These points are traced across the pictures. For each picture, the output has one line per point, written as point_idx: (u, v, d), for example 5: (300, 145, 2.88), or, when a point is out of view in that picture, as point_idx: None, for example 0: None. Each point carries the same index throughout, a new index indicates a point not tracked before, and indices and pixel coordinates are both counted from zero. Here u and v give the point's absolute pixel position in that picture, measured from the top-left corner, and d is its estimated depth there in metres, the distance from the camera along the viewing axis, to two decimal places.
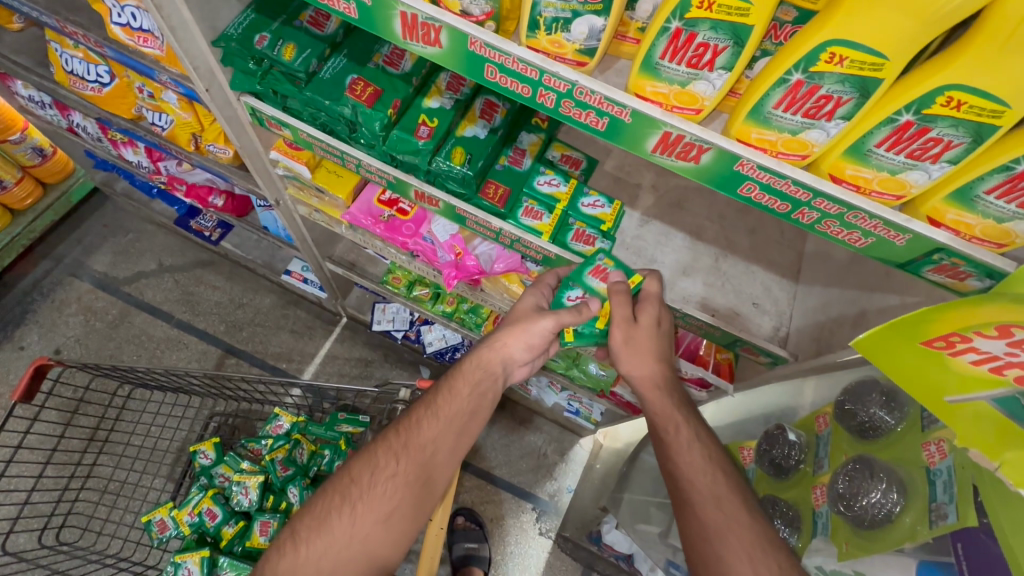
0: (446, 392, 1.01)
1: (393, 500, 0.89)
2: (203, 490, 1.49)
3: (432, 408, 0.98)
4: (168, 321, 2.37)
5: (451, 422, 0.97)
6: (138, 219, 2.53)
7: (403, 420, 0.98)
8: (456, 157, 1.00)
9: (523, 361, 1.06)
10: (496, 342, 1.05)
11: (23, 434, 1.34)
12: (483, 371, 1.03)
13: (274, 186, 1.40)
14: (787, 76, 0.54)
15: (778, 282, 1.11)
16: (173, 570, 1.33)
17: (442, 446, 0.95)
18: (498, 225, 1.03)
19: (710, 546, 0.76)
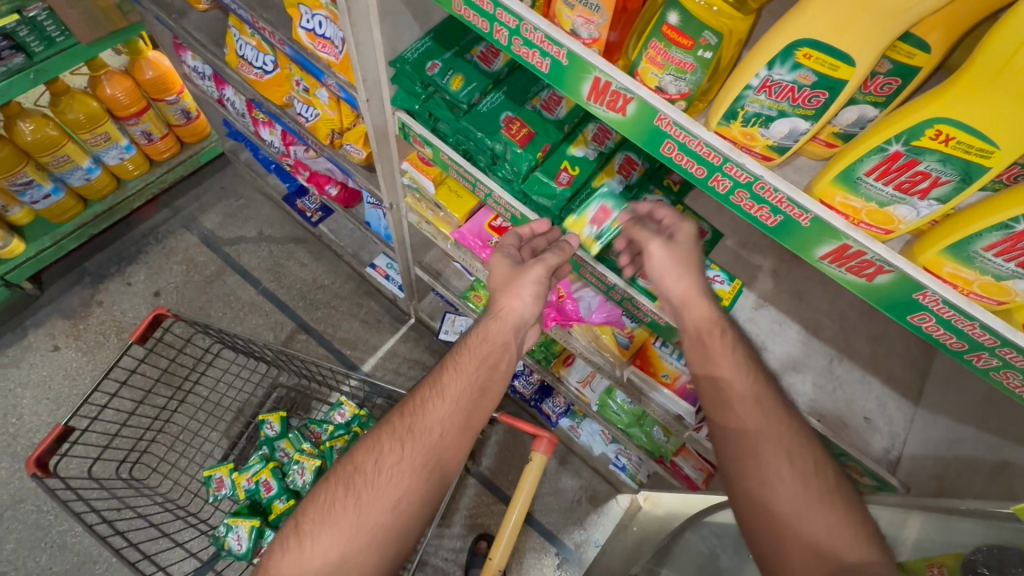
0: (453, 369, 0.97)
1: (394, 486, 0.85)
2: (264, 460, 1.56)
3: (439, 386, 0.95)
4: (255, 287, 2.53)
5: (459, 403, 0.93)
6: (251, 187, 2.73)
7: (409, 402, 0.94)
8: (588, 209, 1.02)
9: (532, 320, 1.03)
10: (498, 312, 1.02)
11: (129, 371, 1.46)
12: (490, 343, 0.99)
13: (394, 192, 1.45)
14: (1011, 223, 0.51)
15: (896, 400, 1.03)
16: (225, 530, 1.40)
17: (449, 427, 0.91)
18: (614, 281, 1.03)
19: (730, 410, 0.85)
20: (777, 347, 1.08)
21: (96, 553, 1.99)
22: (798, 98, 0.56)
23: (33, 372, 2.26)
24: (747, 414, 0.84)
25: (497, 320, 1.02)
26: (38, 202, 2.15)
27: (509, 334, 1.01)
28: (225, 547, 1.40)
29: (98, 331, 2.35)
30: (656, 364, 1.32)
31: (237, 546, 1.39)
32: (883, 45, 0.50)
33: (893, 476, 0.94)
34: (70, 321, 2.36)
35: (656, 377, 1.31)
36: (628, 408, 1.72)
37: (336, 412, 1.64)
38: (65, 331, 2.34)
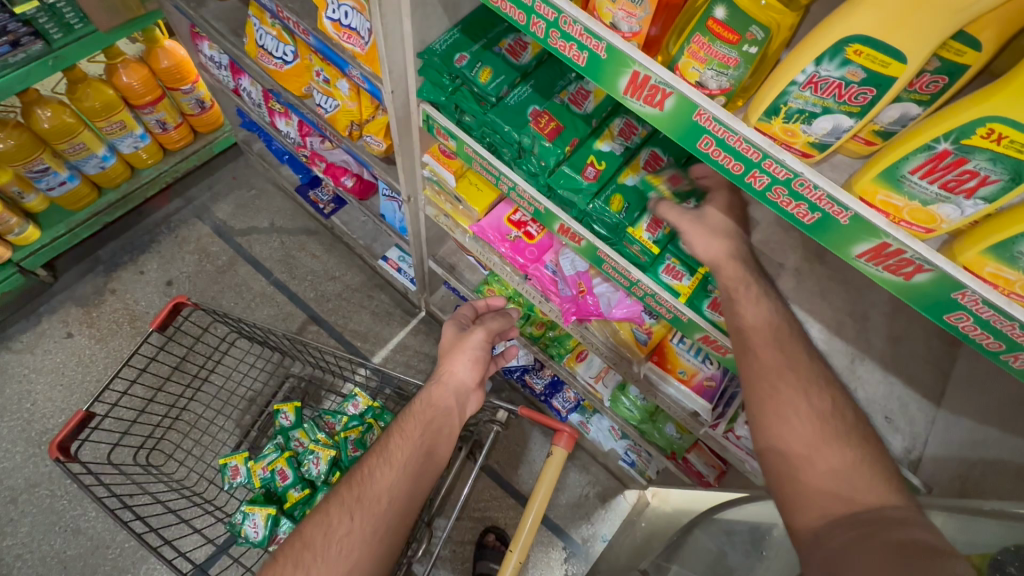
0: (399, 436, 1.11)
1: (343, 554, 0.92)
2: (280, 449, 1.56)
3: (385, 456, 1.06)
4: (267, 278, 2.54)
5: (405, 469, 1.05)
6: (263, 178, 2.73)
7: (356, 474, 1.04)
8: (614, 204, 1.02)
9: (471, 386, 1.26)
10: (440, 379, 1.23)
11: (149, 360, 1.47)
12: (433, 409, 1.17)
13: (413, 185, 1.44)
14: None
15: (917, 401, 1.03)
16: (241, 517, 1.40)
17: (396, 493, 1.02)
18: (637, 276, 1.02)
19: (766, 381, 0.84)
20: None
21: (109, 538, 2.01)
22: (844, 95, 0.56)
23: (47, 358, 2.27)
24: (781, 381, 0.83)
25: (439, 388, 1.22)
26: (54, 188, 2.15)
27: (446, 404, 1.20)
28: (241, 534, 1.40)
29: (111, 319, 2.36)
30: (674, 361, 1.33)
31: (253, 534, 1.39)
32: (939, 42, 0.50)
33: (915, 476, 0.94)
34: (84, 308, 2.37)
35: (673, 374, 1.32)
36: (640, 404, 1.72)
37: (349, 403, 1.65)
38: (79, 319, 2.35)
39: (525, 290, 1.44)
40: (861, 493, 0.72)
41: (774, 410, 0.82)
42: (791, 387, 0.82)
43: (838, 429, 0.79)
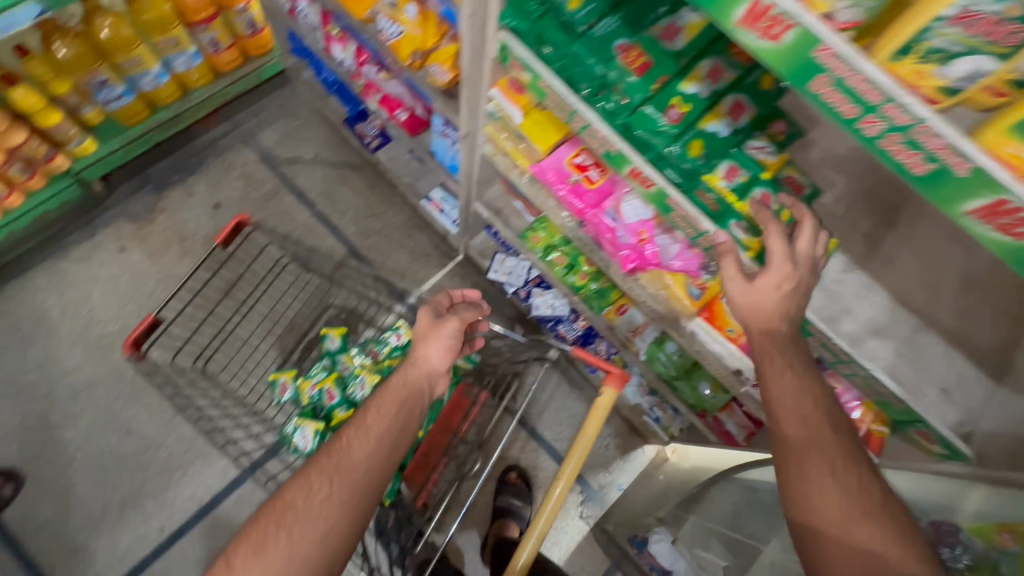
0: (375, 410, 1.16)
1: (313, 509, 1.00)
2: (327, 371, 1.63)
3: (361, 429, 1.12)
4: (310, 210, 2.57)
5: (379, 441, 1.10)
6: (309, 108, 2.72)
7: (334, 443, 1.10)
8: (693, 149, 1.00)
9: (440, 368, 1.27)
10: (414, 360, 1.26)
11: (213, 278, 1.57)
12: (407, 389, 1.21)
13: (474, 120, 1.43)
14: None
15: (977, 376, 1.02)
16: (291, 430, 1.50)
17: (372, 463, 1.08)
18: (706, 227, 1.01)
19: (795, 452, 0.86)
20: (861, 311, 1.06)
21: (159, 440, 2.16)
22: (995, 33, 0.55)
23: (102, 269, 2.37)
24: (809, 451, 0.85)
25: (409, 369, 1.24)
26: (111, 102, 2.17)
27: (417, 381, 1.23)
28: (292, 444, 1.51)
29: (162, 237, 2.44)
30: (723, 319, 1.32)
31: (303, 445, 1.50)
32: None
33: (966, 447, 0.95)
34: (136, 224, 2.45)
35: (721, 332, 1.32)
36: (676, 360, 1.73)
37: (391, 334, 1.69)
38: (131, 234, 2.43)
39: (576, 237, 1.46)
40: (884, 556, 0.74)
41: (800, 477, 0.84)
42: (817, 458, 0.84)
43: (861, 498, 0.79)
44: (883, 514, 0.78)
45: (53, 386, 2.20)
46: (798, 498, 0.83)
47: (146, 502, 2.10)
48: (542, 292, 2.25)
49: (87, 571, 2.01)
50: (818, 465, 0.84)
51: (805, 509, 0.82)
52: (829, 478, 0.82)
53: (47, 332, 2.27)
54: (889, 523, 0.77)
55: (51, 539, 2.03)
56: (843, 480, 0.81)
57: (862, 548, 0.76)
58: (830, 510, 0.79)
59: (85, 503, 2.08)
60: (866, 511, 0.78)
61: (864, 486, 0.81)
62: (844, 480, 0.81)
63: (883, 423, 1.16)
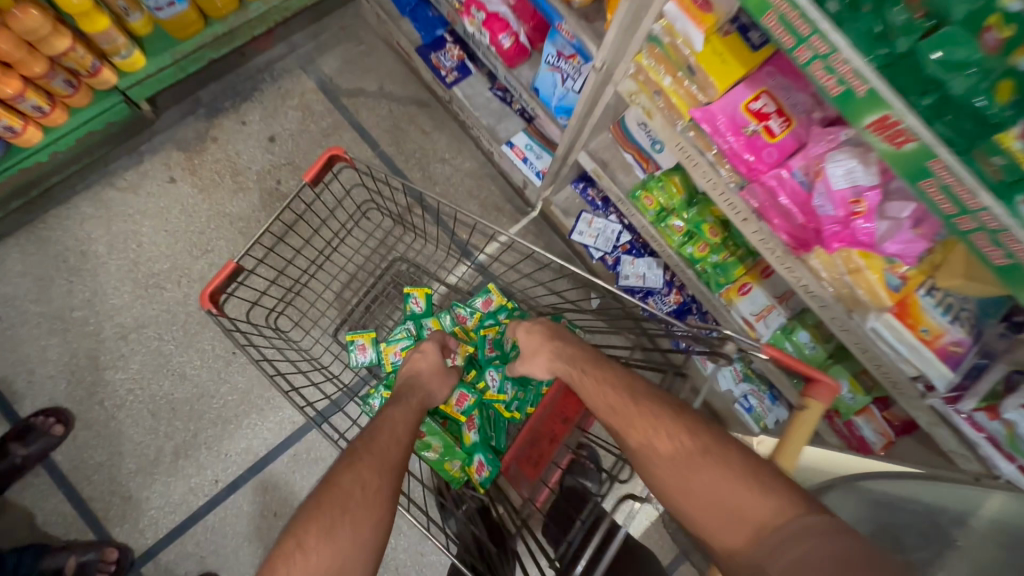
0: (393, 411, 1.17)
1: (365, 494, 0.99)
2: (412, 338, 1.50)
3: (386, 425, 1.12)
4: (373, 150, 2.31)
5: (408, 432, 1.13)
6: (374, 33, 2.41)
7: (368, 438, 1.09)
8: (995, 94, 0.74)
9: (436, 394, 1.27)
10: (416, 372, 1.29)
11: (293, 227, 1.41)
12: (413, 392, 1.23)
13: (621, 52, 1.15)
14: None
15: None
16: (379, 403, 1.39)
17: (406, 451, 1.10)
18: (988, 203, 0.75)
19: (664, 458, 1.01)
20: None
21: (213, 389, 2.03)
22: None
23: (151, 201, 2.18)
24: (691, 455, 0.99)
25: (413, 386, 1.25)
26: (162, 9, 1.87)
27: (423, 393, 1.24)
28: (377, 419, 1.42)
29: (213, 170, 2.22)
30: (917, 316, 1.07)
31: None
32: None
33: None
34: (185, 153, 2.23)
35: (913, 332, 1.07)
36: (808, 353, 1.50)
37: (479, 302, 1.51)
38: (180, 164, 2.22)
39: (726, 205, 1.19)
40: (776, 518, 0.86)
41: (683, 478, 0.97)
42: (698, 454, 0.98)
43: (731, 471, 0.94)
44: (758, 480, 0.91)
45: (102, 323, 2.06)
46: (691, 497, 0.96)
47: (200, 452, 1.99)
48: (633, 261, 2.00)
49: (139, 518, 1.93)
50: (690, 460, 0.98)
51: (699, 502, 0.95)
52: (703, 461, 0.97)
53: (94, 266, 2.10)
54: (767, 486, 0.90)
55: (102, 483, 1.95)
56: (705, 460, 0.97)
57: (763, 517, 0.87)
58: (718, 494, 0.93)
59: (137, 449, 1.98)
60: (741, 481, 0.92)
61: (725, 462, 0.95)
62: (701, 464, 0.97)
63: None
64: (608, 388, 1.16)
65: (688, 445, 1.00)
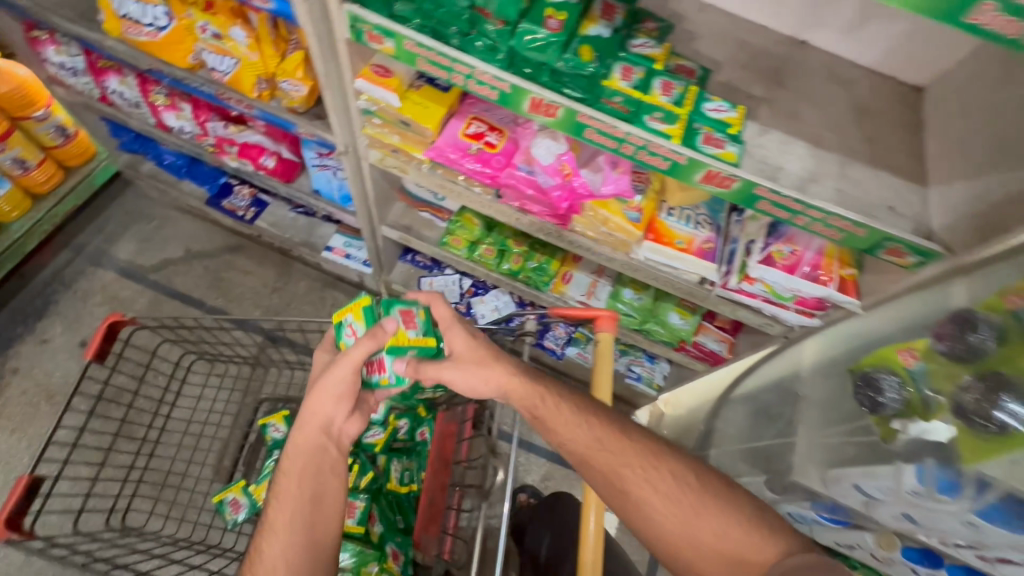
0: (276, 498, 0.98)
1: None
2: None
3: (269, 523, 0.97)
4: (200, 308, 2.26)
5: (291, 524, 0.95)
6: (163, 205, 2.42)
7: (251, 552, 0.97)
8: (584, 55, 0.95)
9: (342, 414, 1.03)
10: (301, 422, 1.02)
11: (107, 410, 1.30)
12: (303, 453, 1.00)
13: (350, 129, 1.33)
14: None
15: (907, 187, 1.07)
16: None
17: (291, 553, 0.93)
18: (626, 128, 0.96)
19: (646, 488, 0.94)
20: (791, 164, 1.07)
21: None
22: None
23: None
24: (677, 483, 0.95)
25: (310, 418, 1.02)
26: None
27: (305, 459, 1.00)
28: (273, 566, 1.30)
29: (21, 403, 1.99)
30: (668, 234, 1.27)
31: None
32: None
33: (934, 243, 0.96)
34: None
35: (673, 246, 1.26)
36: (638, 305, 1.67)
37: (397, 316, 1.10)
38: None
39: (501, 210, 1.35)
40: (755, 556, 0.88)
41: (686, 520, 0.92)
42: (691, 487, 0.95)
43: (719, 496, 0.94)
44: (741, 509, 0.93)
45: None
46: (678, 532, 0.91)
47: None
48: (482, 299, 2.12)
49: None
50: (690, 499, 0.94)
51: (687, 538, 0.91)
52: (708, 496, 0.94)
53: None
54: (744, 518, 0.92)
55: None
56: (688, 486, 0.95)
57: (733, 551, 0.89)
58: (715, 533, 0.91)
59: None
60: (716, 502, 0.93)
61: (688, 487, 0.95)
62: (672, 493, 0.94)
63: (850, 265, 1.16)
64: (582, 430, 0.99)
65: (694, 484, 0.95)
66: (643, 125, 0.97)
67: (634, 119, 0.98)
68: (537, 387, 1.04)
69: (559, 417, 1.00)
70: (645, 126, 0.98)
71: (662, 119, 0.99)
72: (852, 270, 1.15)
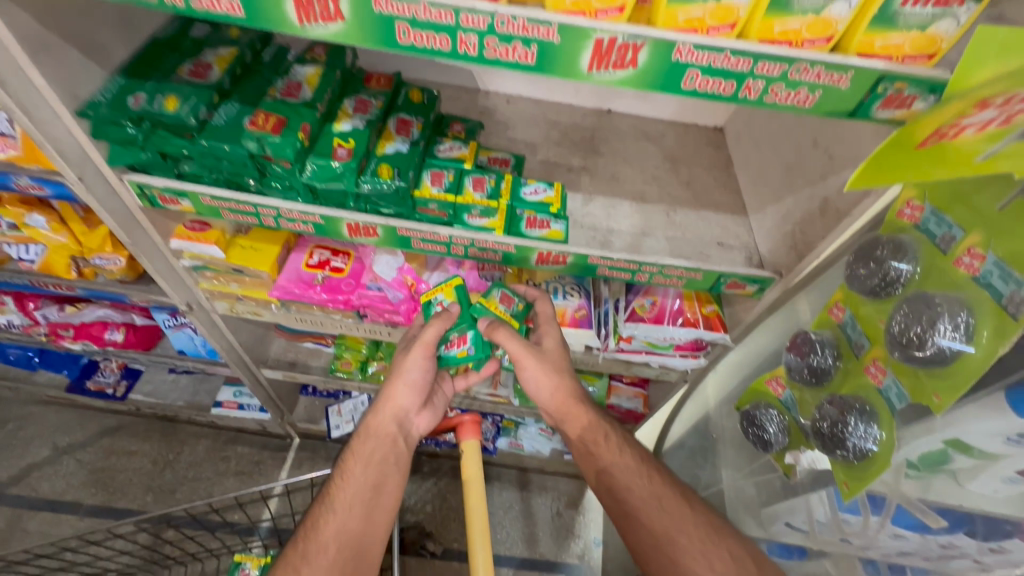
0: (341, 478, 0.99)
1: None
2: None
3: (329, 501, 0.96)
4: (76, 513, 1.93)
5: (351, 508, 0.95)
6: (20, 403, 2.14)
7: (305, 526, 0.94)
8: (383, 174, 0.95)
9: (415, 406, 1.07)
10: (381, 410, 1.05)
11: None
12: (375, 439, 1.02)
13: (183, 286, 1.23)
14: None
15: (731, 219, 1.12)
16: None
17: (346, 539, 0.91)
18: (446, 232, 0.95)
19: (682, 548, 0.90)
20: (621, 223, 1.10)
21: None
22: None
23: None
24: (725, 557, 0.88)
25: (387, 408, 1.05)
26: None
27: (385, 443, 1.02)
28: None
29: None
30: None
31: None
32: None
33: (765, 270, 0.98)
34: None
35: None
36: None
37: (496, 295, 1.10)
38: None
39: (368, 329, 1.28)
40: None
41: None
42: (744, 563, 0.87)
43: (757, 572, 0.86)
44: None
45: None
46: None
47: None
48: None
49: None
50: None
51: None
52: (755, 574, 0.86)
53: None
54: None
55: None
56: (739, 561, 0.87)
57: None
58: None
59: None
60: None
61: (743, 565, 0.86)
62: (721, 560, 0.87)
63: (710, 301, 1.18)
64: (639, 484, 0.98)
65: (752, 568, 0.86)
66: (465, 225, 0.97)
67: (455, 221, 0.98)
68: (581, 411, 1.05)
69: (581, 426, 1.04)
70: (468, 226, 0.98)
71: (482, 215, 0.99)
72: (711, 306, 1.16)
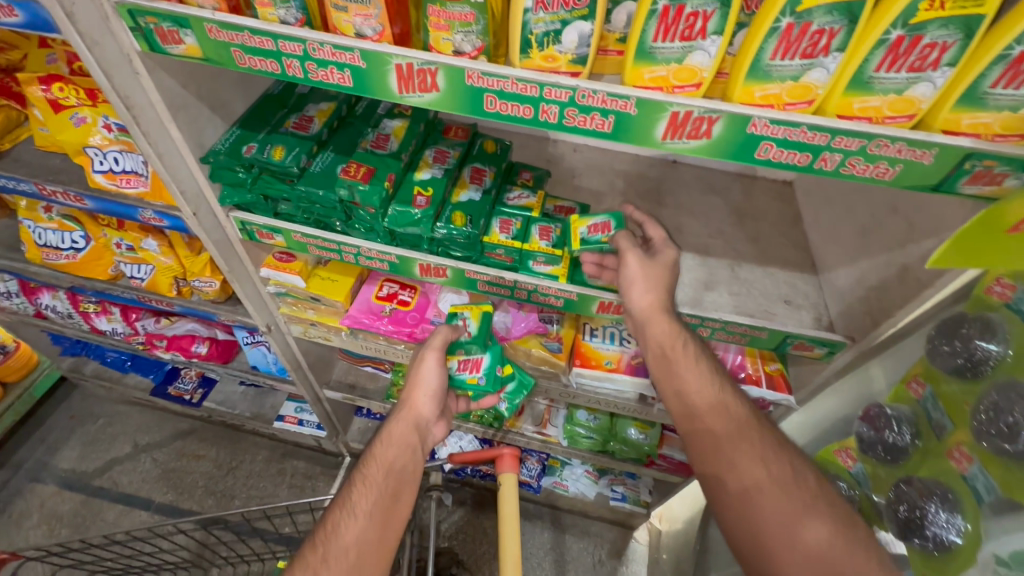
0: (361, 481, 0.91)
1: None
2: None
3: (349, 505, 0.88)
4: (147, 509, 2.08)
5: (372, 515, 0.87)
6: (110, 401, 2.35)
7: (320, 531, 0.87)
8: (457, 221, 1.01)
9: (436, 416, 1.02)
10: (404, 413, 0.99)
11: None
12: (396, 447, 0.95)
13: (265, 310, 1.34)
14: (886, 36, 0.57)
15: (800, 278, 1.10)
16: None
17: (365, 545, 0.84)
18: (512, 277, 1.00)
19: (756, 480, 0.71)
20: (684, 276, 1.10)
21: None
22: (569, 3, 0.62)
23: None
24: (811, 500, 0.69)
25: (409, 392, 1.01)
26: None
27: (406, 441, 0.96)
28: None
29: None
30: (596, 355, 1.21)
31: None
32: None
33: (836, 334, 0.97)
34: None
35: (601, 368, 1.19)
36: (595, 425, 1.54)
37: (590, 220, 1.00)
38: None
39: None
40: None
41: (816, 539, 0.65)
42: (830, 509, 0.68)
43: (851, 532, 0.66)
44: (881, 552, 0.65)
45: None
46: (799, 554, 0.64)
47: None
48: None
49: None
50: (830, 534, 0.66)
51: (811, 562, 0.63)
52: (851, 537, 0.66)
53: None
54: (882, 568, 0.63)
55: None
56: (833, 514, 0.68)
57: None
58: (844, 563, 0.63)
59: None
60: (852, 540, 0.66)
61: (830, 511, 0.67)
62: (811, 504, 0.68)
63: (774, 359, 1.15)
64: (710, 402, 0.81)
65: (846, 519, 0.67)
66: (530, 273, 1.01)
67: (521, 268, 1.03)
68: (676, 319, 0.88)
69: (670, 330, 0.87)
70: (531, 273, 1.02)
71: (547, 262, 1.02)
72: (775, 363, 1.13)
